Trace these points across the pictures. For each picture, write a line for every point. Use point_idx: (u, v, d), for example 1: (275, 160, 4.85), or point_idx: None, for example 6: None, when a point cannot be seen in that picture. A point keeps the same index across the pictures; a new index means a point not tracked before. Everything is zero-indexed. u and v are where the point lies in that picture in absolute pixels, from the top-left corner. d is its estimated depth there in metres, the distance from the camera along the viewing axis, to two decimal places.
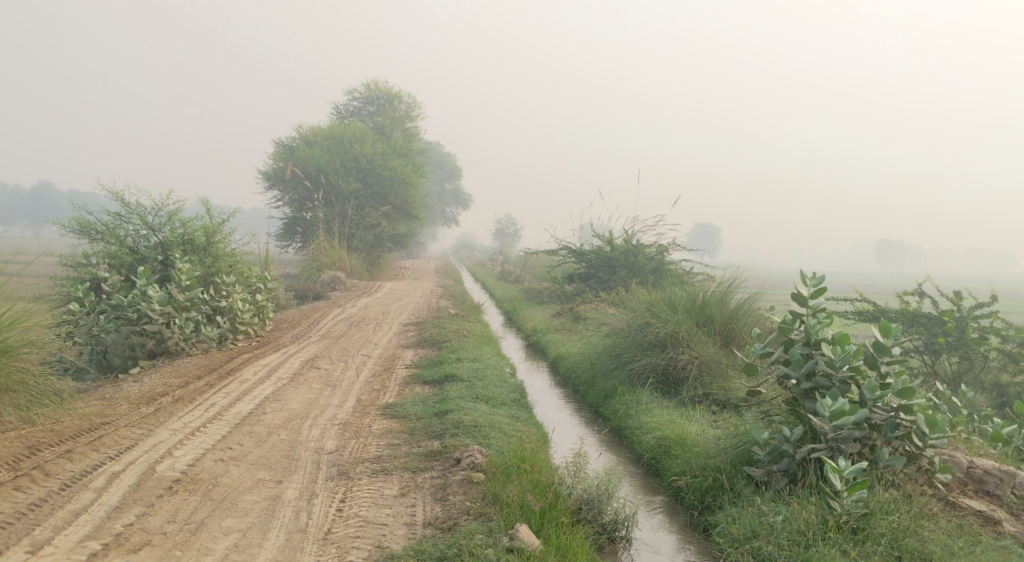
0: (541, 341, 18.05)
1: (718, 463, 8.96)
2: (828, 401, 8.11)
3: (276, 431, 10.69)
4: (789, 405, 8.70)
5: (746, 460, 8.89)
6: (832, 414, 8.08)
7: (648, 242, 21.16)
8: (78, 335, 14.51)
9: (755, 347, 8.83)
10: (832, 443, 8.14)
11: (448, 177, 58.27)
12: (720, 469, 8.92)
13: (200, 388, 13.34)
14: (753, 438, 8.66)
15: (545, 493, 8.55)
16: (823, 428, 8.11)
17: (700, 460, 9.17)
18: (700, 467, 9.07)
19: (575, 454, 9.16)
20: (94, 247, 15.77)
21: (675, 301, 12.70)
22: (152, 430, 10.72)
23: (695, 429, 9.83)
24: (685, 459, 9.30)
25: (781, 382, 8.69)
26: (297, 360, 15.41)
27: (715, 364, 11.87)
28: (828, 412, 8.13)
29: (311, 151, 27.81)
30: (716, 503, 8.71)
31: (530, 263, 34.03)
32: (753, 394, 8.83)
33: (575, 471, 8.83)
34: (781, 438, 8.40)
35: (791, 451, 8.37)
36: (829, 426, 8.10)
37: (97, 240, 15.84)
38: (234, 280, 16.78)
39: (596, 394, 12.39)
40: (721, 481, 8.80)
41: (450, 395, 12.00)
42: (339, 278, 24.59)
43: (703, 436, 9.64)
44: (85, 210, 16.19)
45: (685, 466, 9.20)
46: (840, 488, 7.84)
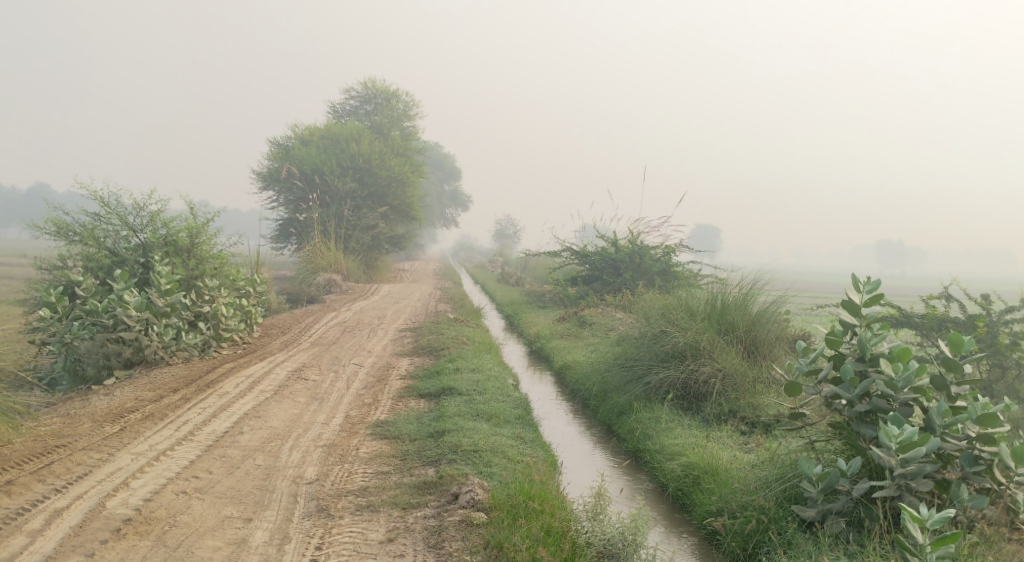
0: (544, 348, 16.88)
1: (761, 502, 7.82)
2: (895, 430, 7.02)
3: (251, 456, 9.54)
4: (840, 431, 7.59)
5: (793, 497, 7.75)
6: (900, 445, 6.99)
7: (655, 243, 20.04)
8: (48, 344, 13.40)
9: (799, 364, 7.76)
10: (900, 481, 7.04)
11: (446, 178, 57.12)
12: (765, 509, 7.77)
13: (175, 403, 12.18)
14: (803, 472, 7.51)
15: (560, 546, 7.44)
16: (889, 462, 6.99)
17: (739, 496, 8.03)
18: (740, 506, 7.93)
19: (594, 492, 8.05)
20: (71, 250, 14.52)
21: (693, 308, 11.57)
22: (112, 454, 9.56)
23: (728, 456, 8.67)
24: (721, 494, 8.16)
25: (828, 404, 7.61)
26: (283, 370, 14.23)
27: (741, 378, 10.70)
28: (895, 442, 7.02)
29: (307, 150, 26.64)
30: (762, 550, 7.56)
31: (530, 265, 32.87)
32: (797, 417, 7.75)
33: (593, 514, 7.73)
34: (836, 473, 7.31)
35: (848, 488, 7.27)
36: (896, 460, 7.01)
37: (74, 242, 14.58)
38: (219, 284, 15.57)
39: (609, 410, 11.21)
40: (766, 523, 7.65)
41: (447, 412, 10.83)
42: (335, 281, 23.39)
43: (738, 465, 8.49)
44: (61, 210, 14.91)
45: (721, 503, 8.05)
46: (923, 542, 6.54)
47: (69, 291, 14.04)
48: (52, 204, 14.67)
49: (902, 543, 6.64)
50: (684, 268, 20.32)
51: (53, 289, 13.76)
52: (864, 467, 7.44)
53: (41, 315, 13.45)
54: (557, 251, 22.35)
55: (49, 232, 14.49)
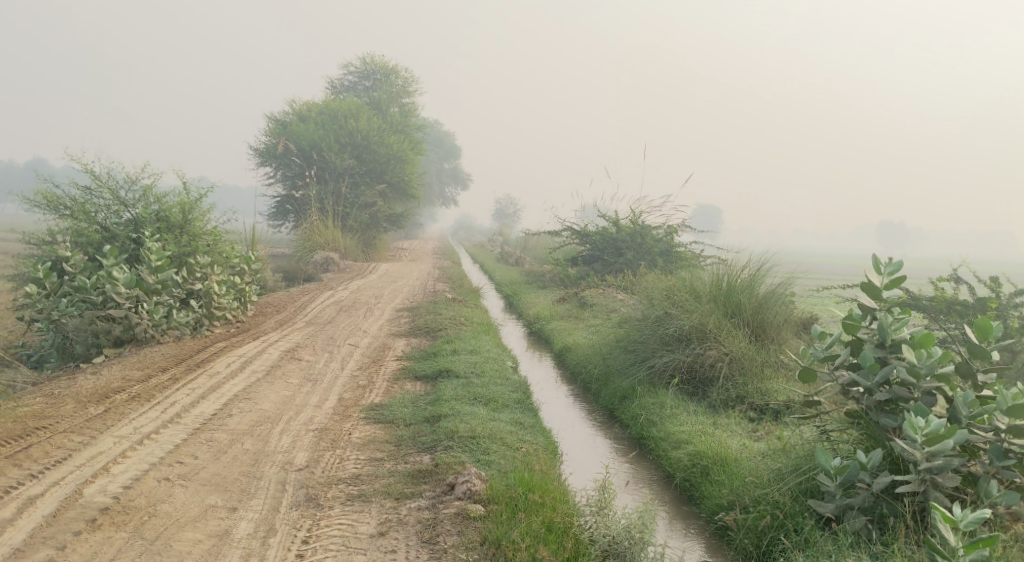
0: (544, 330, 16.48)
1: (776, 496, 7.48)
2: (921, 422, 6.70)
3: (239, 440, 9.17)
4: (857, 421, 7.25)
5: (810, 491, 7.40)
6: (926, 439, 6.69)
7: (657, 223, 19.64)
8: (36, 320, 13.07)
9: (814, 350, 7.40)
10: (926, 475, 6.73)
11: (445, 156, 56.57)
12: (780, 504, 7.43)
13: (164, 383, 11.81)
14: (821, 465, 7.16)
15: (563, 545, 7.08)
16: (914, 456, 6.70)
17: (752, 489, 7.68)
18: (753, 500, 7.58)
19: (599, 484, 7.68)
20: (61, 224, 14.09)
21: (699, 289, 11.20)
22: (94, 438, 9.18)
23: (738, 445, 8.32)
24: (732, 487, 7.81)
25: (844, 392, 7.27)
26: (276, 350, 13.83)
27: (749, 362, 10.32)
28: (920, 435, 6.73)
29: (305, 126, 26.15)
30: (778, 548, 7.21)
31: (530, 245, 32.50)
32: (811, 405, 7.40)
33: (598, 510, 7.36)
34: (855, 466, 6.97)
35: (869, 482, 6.94)
36: (921, 454, 6.70)
37: (65, 216, 14.13)
38: (212, 261, 15.13)
39: (612, 394, 10.82)
40: (782, 520, 7.30)
41: (443, 395, 10.45)
42: (332, 259, 22.98)
43: (749, 456, 8.13)
44: (52, 182, 14.43)
45: (733, 497, 7.71)
46: (955, 545, 6.22)
47: (57, 267, 13.64)
48: (41, 177, 14.20)
49: (932, 544, 6.33)
50: (686, 249, 19.93)
51: (41, 264, 13.45)
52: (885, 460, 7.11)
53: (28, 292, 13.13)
54: (557, 231, 21.93)
55: (39, 206, 14.03)
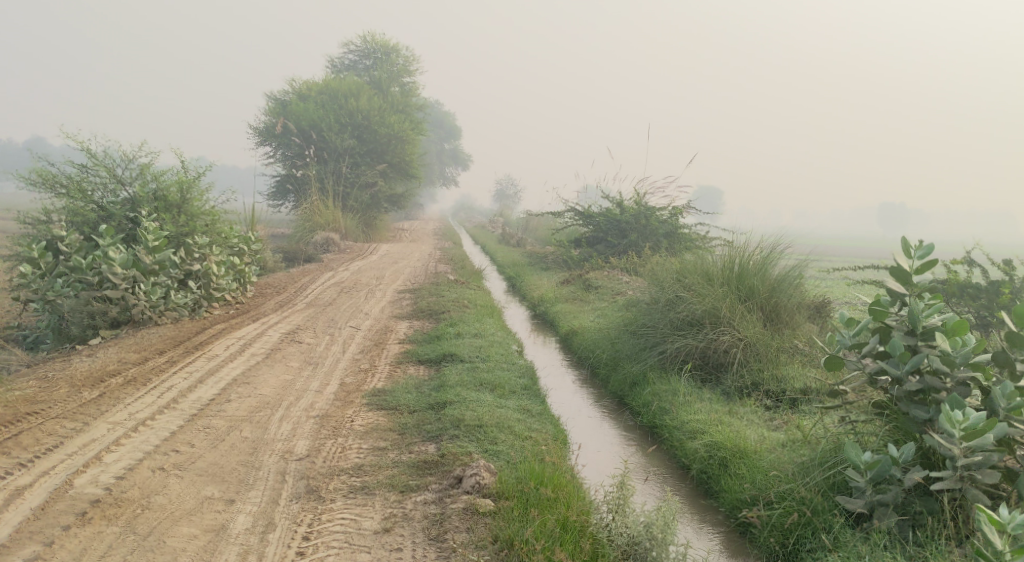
0: (548, 313, 16.14)
1: (801, 492, 7.22)
2: (958, 415, 6.43)
3: (237, 428, 8.85)
4: (886, 412, 7.08)
5: (838, 486, 7.16)
6: (964, 433, 6.42)
7: (661, 204, 19.26)
8: (31, 301, 12.74)
9: (841, 338, 7.20)
10: (964, 471, 6.47)
11: (446, 137, 56.11)
12: (806, 501, 7.17)
13: (160, 366, 11.49)
14: (850, 460, 6.92)
15: (578, 545, 6.82)
16: (951, 451, 6.44)
17: (776, 483, 7.42)
18: (778, 495, 7.32)
19: (616, 481, 7.39)
20: (56, 203, 13.81)
21: (710, 272, 10.87)
22: (87, 424, 8.86)
23: (756, 436, 8.07)
24: (754, 481, 7.55)
25: (872, 381, 7.08)
26: (276, 333, 13.49)
27: (763, 348, 10.00)
28: (958, 429, 6.45)
29: (306, 105, 25.75)
30: (805, 547, 6.97)
31: (531, 225, 32.12)
32: (836, 394, 7.17)
33: (618, 507, 7.00)
34: (887, 461, 6.73)
35: (901, 477, 6.71)
36: (958, 449, 6.44)
37: (60, 195, 13.83)
38: (211, 241, 14.77)
39: (621, 380, 10.50)
40: (809, 517, 7.06)
41: (448, 381, 10.12)
42: (333, 240, 22.63)
43: (769, 447, 7.89)
44: (47, 160, 14.12)
45: (755, 492, 7.45)
46: (1002, 549, 5.92)
47: (52, 247, 13.32)
48: (36, 154, 13.86)
49: (978, 549, 6.03)
50: (691, 231, 19.56)
51: (36, 243, 13.04)
52: (916, 454, 6.89)
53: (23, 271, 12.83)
54: (561, 212, 21.56)
55: (34, 184, 13.69)
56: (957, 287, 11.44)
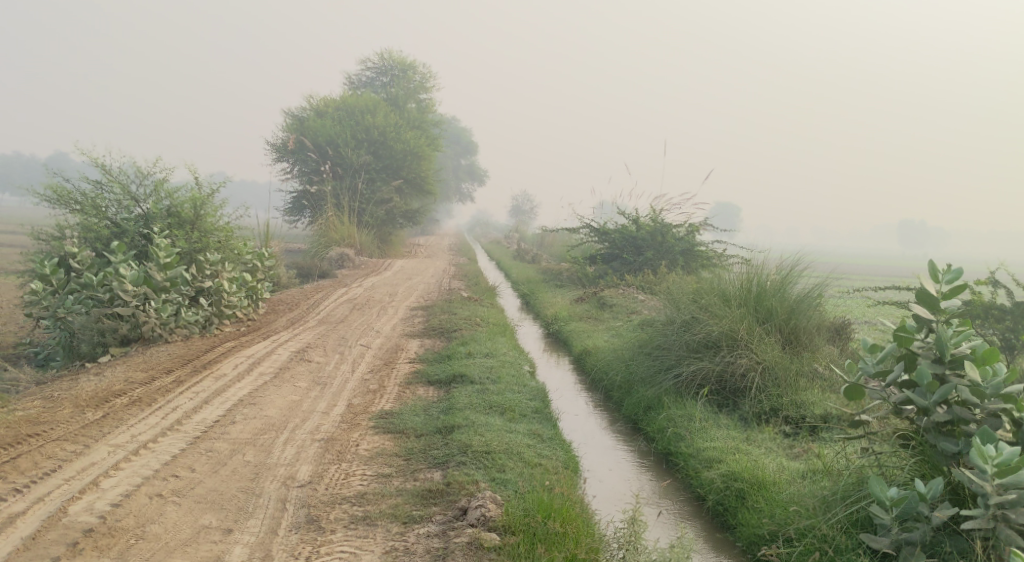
0: (562, 332, 15.89)
1: (823, 528, 6.96)
2: (992, 450, 6.24)
3: (240, 451, 8.65)
4: (912, 444, 6.87)
5: (861, 523, 6.88)
6: (997, 469, 6.21)
7: (678, 221, 19.00)
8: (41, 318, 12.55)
9: (864, 364, 6.96)
10: (996, 510, 6.22)
11: (463, 152, 56.00)
12: (828, 538, 6.91)
13: (167, 386, 11.29)
14: (875, 495, 6.65)
15: None
16: (984, 487, 6.21)
17: (796, 519, 7.18)
18: (798, 531, 7.08)
19: (627, 515, 7.17)
20: (72, 220, 13.65)
21: (727, 293, 10.61)
22: (87, 446, 8.66)
23: (775, 467, 7.82)
24: (773, 516, 7.31)
25: (898, 410, 6.86)
26: (285, 351, 13.29)
27: (782, 372, 9.74)
28: (990, 465, 6.25)
29: (321, 121, 25.64)
30: None
31: (547, 241, 31.89)
32: (861, 424, 6.93)
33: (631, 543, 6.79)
34: (915, 497, 6.47)
35: (929, 515, 6.44)
36: (991, 486, 6.22)
37: (76, 212, 13.66)
38: (223, 258, 14.58)
39: (636, 403, 10.24)
40: (832, 556, 6.79)
41: (457, 403, 9.89)
42: (347, 256, 22.47)
43: (789, 479, 7.63)
44: (62, 176, 13.97)
45: (775, 527, 7.21)
46: None
47: (64, 264, 13.18)
48: (50, 171, 13.66)
49: None
50: (708, 248, 19.27)
51: (48, 260, 12.91)
52: (944, 490, 6.64)
53: (34, 288, 12.66)
54: (576, 228, 21.32)
55: (48, 200, 13.53)
56: (982, 309, 11.12)
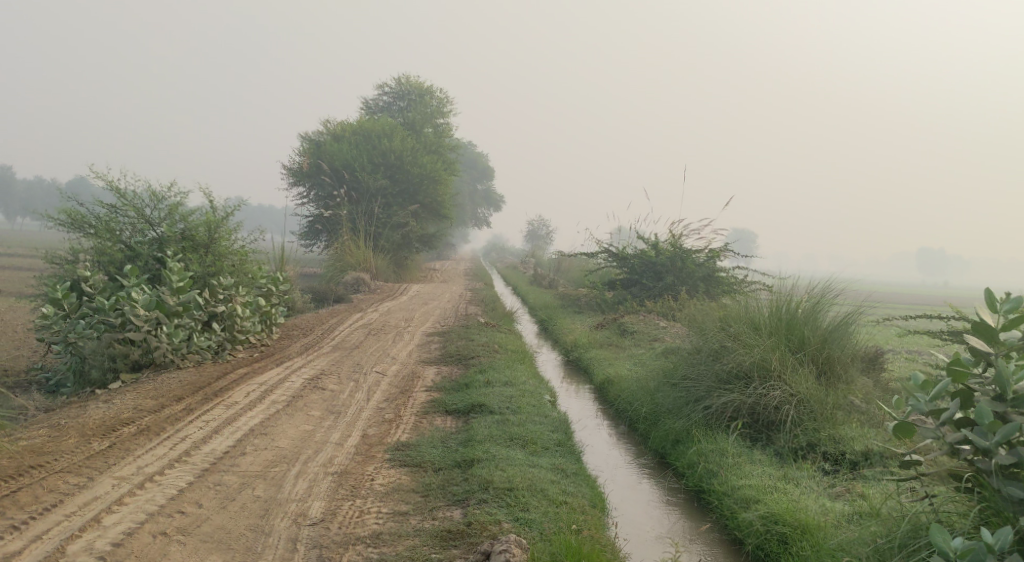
0: (582, 359, 15.45)
1: None
2: None
3: (250, 486, 8.27)
4: (974, 487, 6.51)
5: None
6: None
7: (698, 247, 18.56)
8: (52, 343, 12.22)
9: (918, 402, 6.59)
10: None
11: (479, 177, 55.80)
12: None
13: (177, 415, 10.92)
14: (936, 545, 6.20)
15: None
16: None
17: None
18: None
19: None
20: (85, 243, 13.30)
21: (757, 320, 10.18)
22: (91, 479, 8.28)
23: (818, 508, 7.48)
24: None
25: (956, 451, 6.50)
26: (298, 378, 12.88)
27: (817, 406, 9.31)
28: None
29: (338, 145, 25.40)
30: None
31: (563, 267, 31.48)
32: (917, 465, 6.56)
33: None
34: (983, 548, 6.04)
35: None
36: None
37: (89, 235, 13.33)
38: (237, 282, 14.23)
39: (664, 436, 9.80)
40: None
41: (476, 434, 9.46)
42: (363, 280, 22.14)
43: (835, 522, 7.29)
44: (76, 200, 13.68)
45: None
46: None
47: (76, 288, 12.87)
48: (64, 193, 13.36)
49: None
50: (729, 274, 18.83)
51: (59, 283, 12.50)
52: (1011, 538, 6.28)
53: (44, 313, 12.30)
54: (594, 253, 20.92)
55: (62, 224, 13.15)
56: None
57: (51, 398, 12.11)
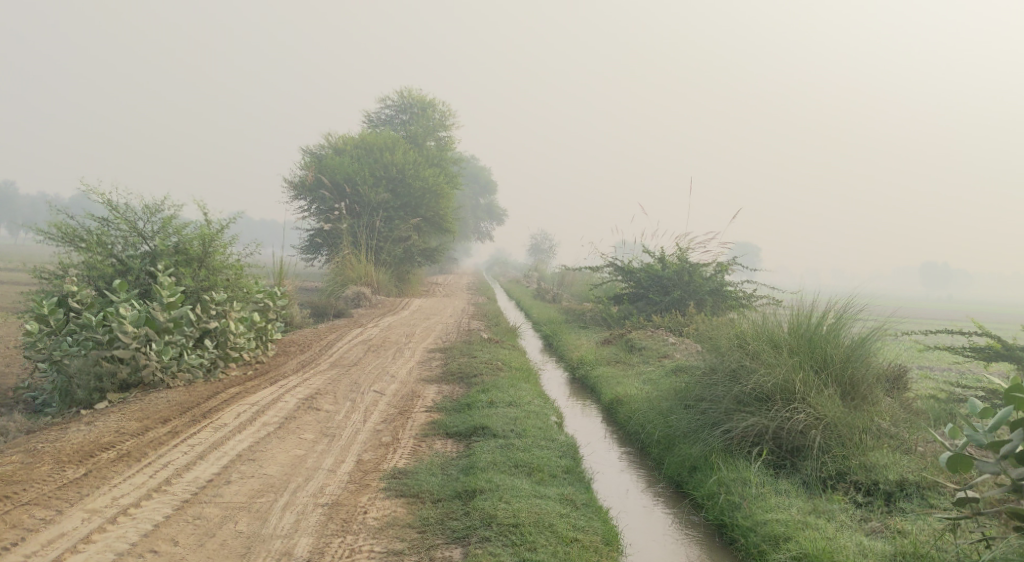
0: (589, 377, 14.78)
1: None
2: None
3: (232, 519, 7.64)
4: None
5: None
6: None
7: (706, 260, 17.91)
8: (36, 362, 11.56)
9: (975, 433, 6.30)
10: None
11: (482, 191, 55.23)
12: None
13: (161, 438, 10.22)
14: None
15: None
16: None
17: None
18: None
19: None
20: (75, 258, 12.67)
21: (776, 337, 9.53)
22: (60, 512, 7.62)
23: (857, 547, 7.19)
24: None
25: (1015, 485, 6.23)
26: (293, 398, 12.21)
27: (846, 431, 8.67)
28: None
29: (340, 158, 24.84)
30: None
31: (567, 281, 30.81)
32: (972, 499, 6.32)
33: None
34: None
35: None
36: None
37: (80, 249, 12.70)
38: (231, 297, 13.53)
39: (679, 463, 9.14)
40: None
41: (479, 460, 8.79)
42: (365, 294, 21.49)
43: None
44: (67, 212, 13.02)
45: None
46: None
47: (64, 303, 12.14)
48: (55, 207, 12.72)
49: None
50: (737, 288, 18.18)
51: (45, 300, 11.86)
52: None
53: (29, 330, 11.66)
54: (600, 266, 20.26)
55: (51, 238, 12.54)
56: None
57: (35, 418, 11.49)
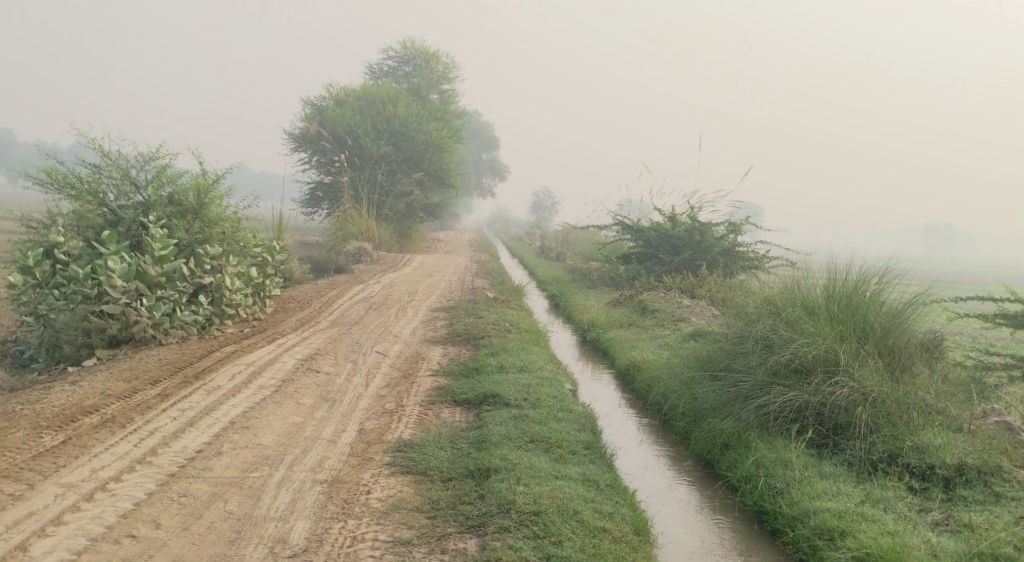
0: (601, 341, 14.03)
1: None
2: None
3: (221, 498, 6.92)
4: None
5: None
6: None
7: (718, 219, 17.05)
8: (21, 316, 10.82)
9: None
10: None
11: (485, 147, 54.14)
12: None
13: (149, 402, 9.47)
14: None
15: None
16: None
17: None
18: None
19: None
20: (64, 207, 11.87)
21: (810, 303, 8.75)
22: (32, 486, 6.90)
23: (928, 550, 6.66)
24: None
25: None
26: (291, 358, 11.47)
27: (894, 408, 7.94)
28: None
29: (341, 111, 23.90)
30: None
31: (572, 238, 29.92)
32: None
33: None
34: None
35: None
36: None
37: (66, 198, 11.87)
38: (228, 251, 12.67)
39: (710, 439, 8.43)
40: None
41: (491, 434, 8.05)
42: (366, 250, 20.71)
43: None
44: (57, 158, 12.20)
45: None
46: None
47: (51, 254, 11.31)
48: (44, 151, 11.86)
49: None
50: (751, 249, 17.31)
51: (31, 250, 11.04)
52: None
53: (13, 282, 10.83)
54: (608, 225, 19.38)
55: (40, 184, 11.73)
56: None
57: (19, 374, 10.77)
